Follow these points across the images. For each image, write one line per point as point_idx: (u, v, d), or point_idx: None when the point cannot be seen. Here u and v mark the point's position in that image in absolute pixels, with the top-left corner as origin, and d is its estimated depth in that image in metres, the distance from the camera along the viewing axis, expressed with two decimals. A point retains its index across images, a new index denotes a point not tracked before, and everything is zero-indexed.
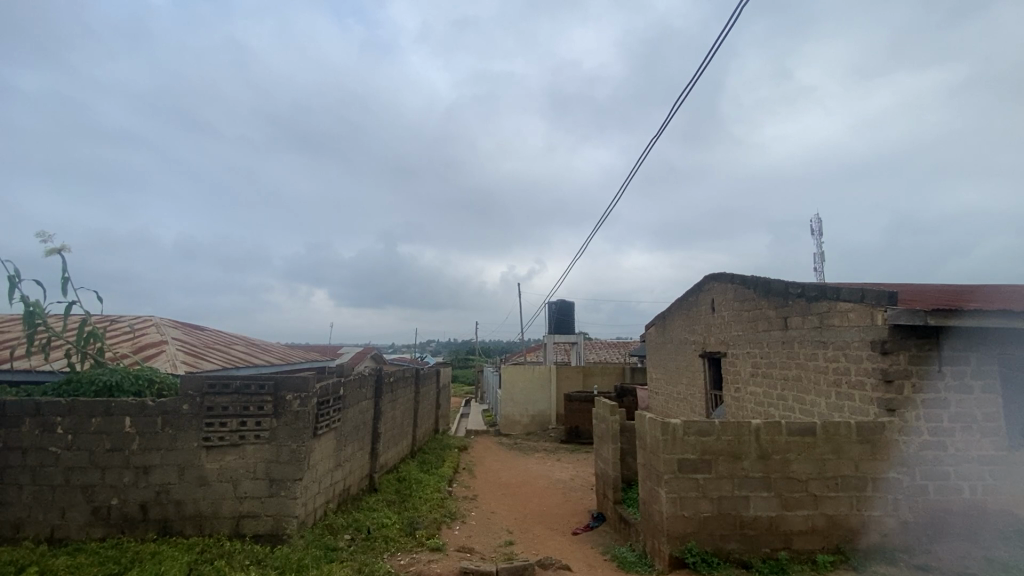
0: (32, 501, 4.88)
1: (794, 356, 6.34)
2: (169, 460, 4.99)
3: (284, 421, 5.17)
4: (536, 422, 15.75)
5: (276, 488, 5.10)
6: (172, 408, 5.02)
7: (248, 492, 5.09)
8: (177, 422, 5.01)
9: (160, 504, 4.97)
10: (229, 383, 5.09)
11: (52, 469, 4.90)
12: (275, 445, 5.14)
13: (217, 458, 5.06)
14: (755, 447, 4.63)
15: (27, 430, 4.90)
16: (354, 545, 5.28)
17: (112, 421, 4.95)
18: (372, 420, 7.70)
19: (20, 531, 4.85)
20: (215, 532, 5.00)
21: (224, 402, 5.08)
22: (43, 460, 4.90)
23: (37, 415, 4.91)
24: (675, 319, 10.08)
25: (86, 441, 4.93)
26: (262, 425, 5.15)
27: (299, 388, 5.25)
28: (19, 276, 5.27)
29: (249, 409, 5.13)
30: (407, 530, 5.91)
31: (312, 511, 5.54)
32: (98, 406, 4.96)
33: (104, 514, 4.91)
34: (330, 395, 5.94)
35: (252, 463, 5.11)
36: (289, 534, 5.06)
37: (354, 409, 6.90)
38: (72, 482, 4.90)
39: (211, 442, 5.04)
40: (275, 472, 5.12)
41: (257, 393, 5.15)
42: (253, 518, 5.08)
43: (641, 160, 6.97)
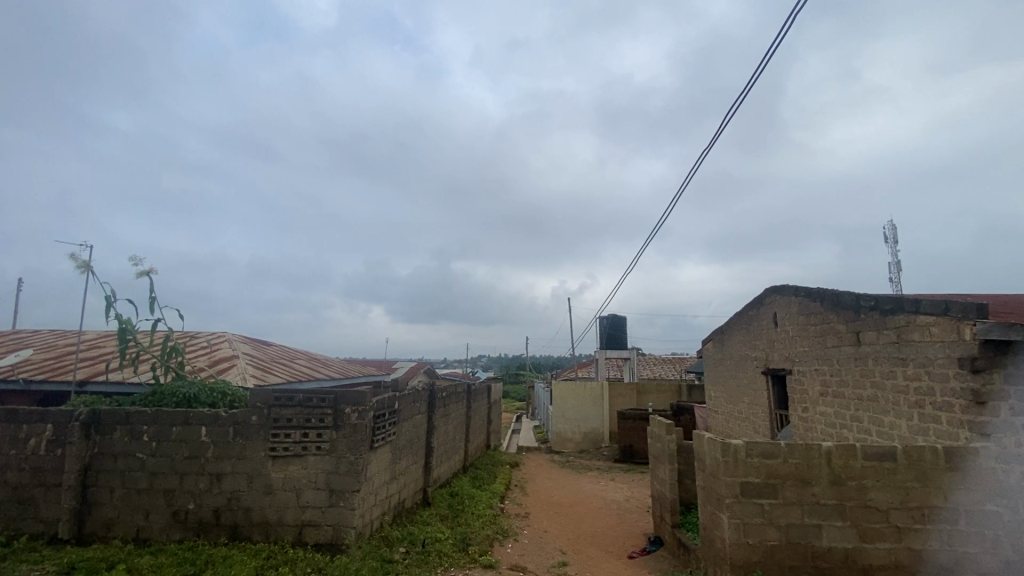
0: (121, 503, 5.30)
1: (868, 374, 5.89)
2: (240, 468, 5.29)
3: (343, 433, 5.36)
4: (588, 440, 15.44)
5: (336, 498, 5.28)
6: (242, 418, 5.34)
7: (310, 501, 5.29)
8: (247, 432, 5.33)
9: (231, 510, 5.26)
10: (293, 396, 5.36)
11: (139, 473, 5.32)
12: (335, 457, 5.33)
13: (282, 467, 5.31)
14: (826, 472, 4.31)
15: (118, 437, 5.37)
16: (409, 559, 5.36)
17: (190, 430, 5.33)
18: (426, 434, 7.85)
19: (111, 530, 5.28)
20: (279, 539, 5.23)
21: (289, 414, 5.35)
22: (131, 465, 5.33)
23: (127, 423, 5.37)
24: (735, 334, 9.66)
25: (167, 449, 5.33)
26: (324, 436, 5.36)
27: (356, 402, 5.43)
28: (114, 295, 5.85)
29: (311, 421, 5.37)
30: (460, 545, 5.92)
31: (369, 522, 5.69)
32: (178, 415, 5.36)
33: (183, 517, 5.26)
34: (386, 409, 6.10)
35: (314, 474, 5.32)
36: (348, 544, 5.21)
37: (408, 422, 7.06)
38: (155, 486, 5.30)
39: (277, 452, 5.30)
40: (334, 483, 5.30)
41: (319, 406, 5.38)
42: (314, 527, 5.27)
43: (697, 169, 6.76)
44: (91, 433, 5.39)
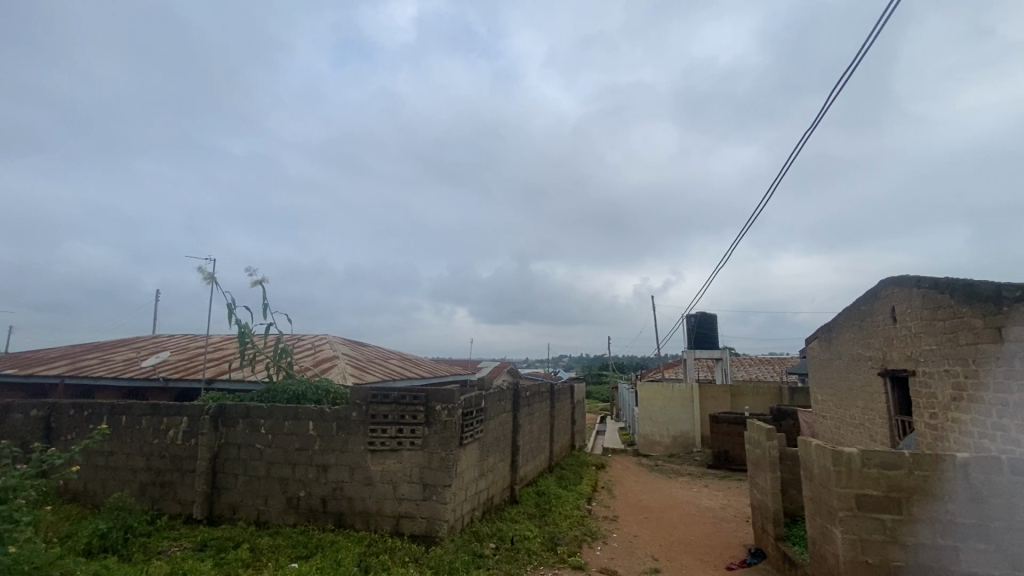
0: (244, 488, 5.92)
1: (1015, 376, 5.10)
2: (343, 460, 5.71)
3: (434, 429, 5.59)
4: (678, 443, 14.82)
5: (429, 492, 5.52)
6: (344, 414, 5.75)
7: (406, 494, 5.58)
8: (348, 426, 5.73)
9: (336, 498, 5.68)
10: (388, 394, 5.68)
11: (258, 462, 5.91)
12: (428, 452, 5.58)
13: (380, 460, 5.65)
14: (964, 487, 3.78)
15: (240, 429, 6.01)
16: (499, 554, 5.48)
17: (300, 424, 5.84)
18: (511, 433, 7.97)
19: (236, 512, 5.91)
20: (379, 528, 5.56)
21: (385, 411, 5.68)
22: (251, 455, 5.94)
23: (247, 417, 6.00)
24: (844, 332, 8.79)
25: (281, 441, 5.87)
26: (417, 433, 5.63)
27: (446, 400, 5.64)
28: (235, 303, 6.56)
29: (405, 418, 5.65)
30: (549, 544, 5.94)
31: (460, 517, 5.88)
32: (289, 411, 5.89)
33: (296, 503, 5.77)
34: (473, 407, 6.27)
35: (409, 468, 5.60)
36: (441, 536, 5.43)
37: (495, 421, 7.20)
38: (271, 474, 5.86)
39: (375, 445, 5.65)
40: (427, 477, 5.54)
41: (411, 404, 5.66)
42: (410, 518, 5.54)
43: (797, 153, 6.24)
44: (219, 425, 6.08)
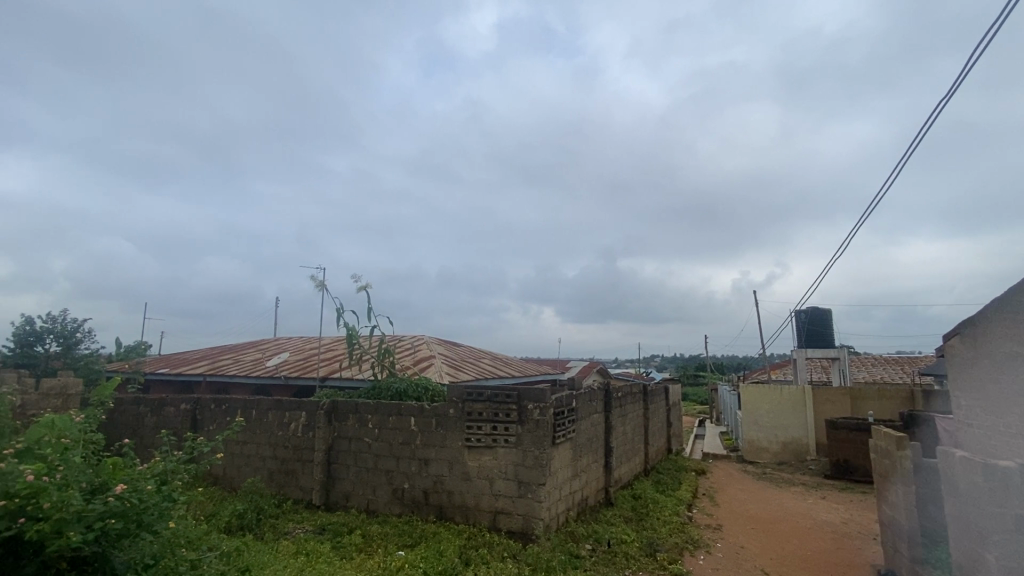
0: (355, 478, 6.41)
1: None
2: (442, 455, 5.98)
3: (527, 428, 5.67)
4: (789, 451, 13.65)
5: (524, 489, 5.60)
6: (442, 411, 6.03)
7: (502, 490, 5.71)
8: (446, 423, 5.99)
9: (437, 492, 5.96)
10: (482, 392, 5.86)
11: (366, 455, 6.38)
12: (522, 450, 5.67)
13: (476, 457, 5.84)
14: None
15: (351, 423, 6.53)
16: (596, 557, 5.42)
17: (402, 419, 6.22)
18: (604, 434, 7.84)
19: (349, 500, 6.42)
20: (477, 523, 5.75)
21: (479, 408, 5.86)
22: (361, 447, 6.42)
23: (356, 412, 6.50)
24: (995, 327, 7.56)
25: (386, 435, 6.28)
26: (510, 430, 5.74)
27: (538, 399, 5.69)
28: (343, 307, 7.15)
29: (499, 415, 5.79)
30: (647, 549, 5.77)
31: (556, 516, 5.90)
32: (392, 407, 6.29)
33: (401, 494, 6.14)
34: (565, 407, 6.26)
35: (504, 465, 5.73)
36: (537, 534, 5.48)
37: (587, 421, 7.14)
38: (379, 466, 6.29)
39: (471, 442, 5.86)
40: (522, 475, 5.63)
41: (505, 402, 5.78)
42: (506, 515, 5.66)
43: (934, 119, 5.43)
44: (332, 420, 6.65)
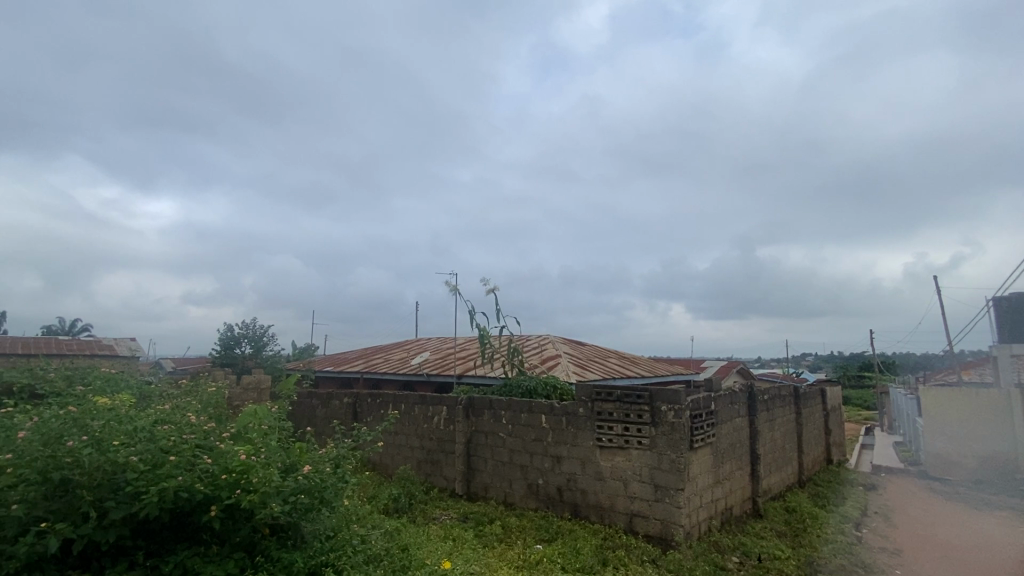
0: (493, 471, 6.74)
1: None
2: (574, 453, 6.02)
3: (661, 430, 5.45)
4: (992, 468, 11.25)
5: (661, 493, 5.40)
6: (572, 410, 6.08)
7: (637, 493, 5.57)
8: (577, 422, 6.02)
9: (571, 489, 6.02)
10: (612, 392, 5.78)
11: (502, 449, 6.67)
12: (657, 453, 5.47)
13: (609, 457, 5.78)
14: None
15: (486, 419, 6.89)
16: (746, 571, 5.02)
17: (534, 416, 6.39)
18: (749, 439, 7.22)
19: (488, 492, 6.77)
20: (613, 524, 5.68)
21: (610, 408, 5.79)
22: (496, 442, 6.74)
23: (491, 408, 6.84)
24: None
25: (520, 431, 6.51)
26: (644, 432, 5.57)
27: (672, 400, 5.43)
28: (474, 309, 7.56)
29: (630, 416, 5.66)
30: (807, 570, 5.18)
31: (697, 524, 5.60)
32: (524, 404, 6.51)
33: (536, 489, 6.31)
34: (703, 409, 5.90)
35: (639, 467, 5.58)
36: (678, 541, 5.24)
37: (728, 425, 6.64)
38: (514, 461, 6.54)
39: (603, 441, 5.81)
40: (658, 478, 5.43)
41: (636, 402, 5.63)
42: (643, 518, 5.51)
43: None
44: (470, 415, 7.09)
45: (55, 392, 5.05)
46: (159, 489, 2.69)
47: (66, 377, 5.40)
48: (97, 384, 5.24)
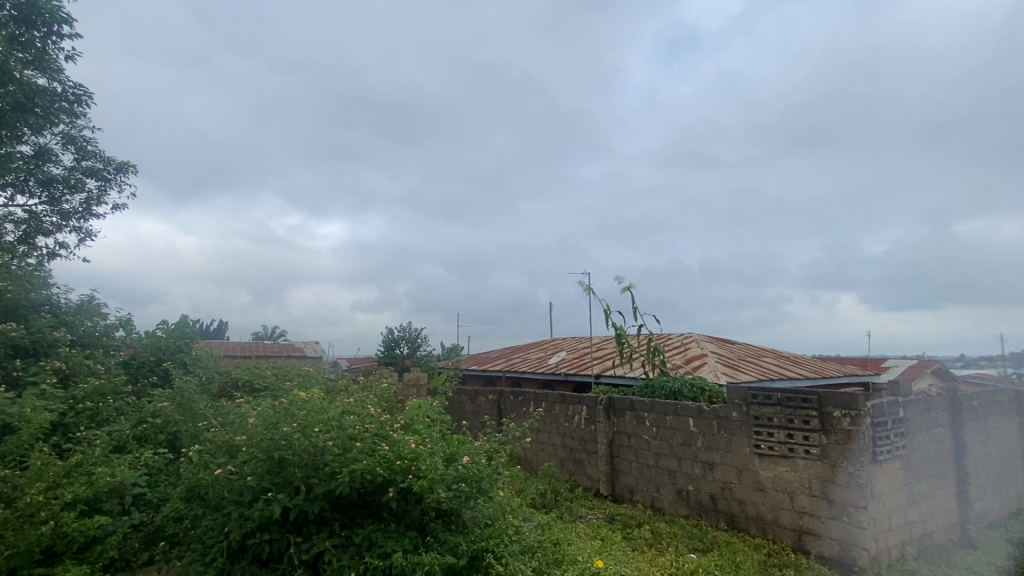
0: (638, 474, 6.58)
1: None
2: (728, 460, 5.61)
3: (835, 439, 4.81)
4: None
5: (837, 510, 4.77)
6: (724, 413, 5.68)
7: (807, 508, 4.98)
8: (730, 426, 5.61)
9: (726, 498, 5.61)
10: (771, 395, 5.28)
11: (647, 452, 6.48)
12: (830, 464, 4.84)
13: (770, 466, 5.27)
14: None
15: (629, 420, 6.76)
16: None
17: (680, 419, 6.11)
18: (954, 453, 6.01)
19: (634, 495, 6.62)
20: (778, 540, 5.16)
21: (769, 413, 5.29)
22: (640, 444, 6.57)
23: (633, 409, 6.70)
24: None
25: (666, 434, 6.26)
26: (812, 440, 4.97)
27: (847, 405, 4.75)
28: (611, 308, 7.46)
29: (795, 422, 5.10)
30: None
31: (886, 549, 4.82)
32: (669, 406, 6.26)
33: (686, 496, 6.01)
34: (889, 417, 5.06)
35: (807, 479, 4.98)
36: (862, 567, 4.57)
37: (924, 436, 5.60)
38: (660, 465, 6.30)
39: (763, 449, 5.32)
40: (833, 493, 4.80)
41: (801, 407, 5.05)
42: (815, 537, 4.91)
43: None
44: (611, 415, 7.02)
45: (268, 386, 6.19)
46: (350, 470, 3.15)
47: (274, 374, 6.58)
48: (296, 379, 6.30)
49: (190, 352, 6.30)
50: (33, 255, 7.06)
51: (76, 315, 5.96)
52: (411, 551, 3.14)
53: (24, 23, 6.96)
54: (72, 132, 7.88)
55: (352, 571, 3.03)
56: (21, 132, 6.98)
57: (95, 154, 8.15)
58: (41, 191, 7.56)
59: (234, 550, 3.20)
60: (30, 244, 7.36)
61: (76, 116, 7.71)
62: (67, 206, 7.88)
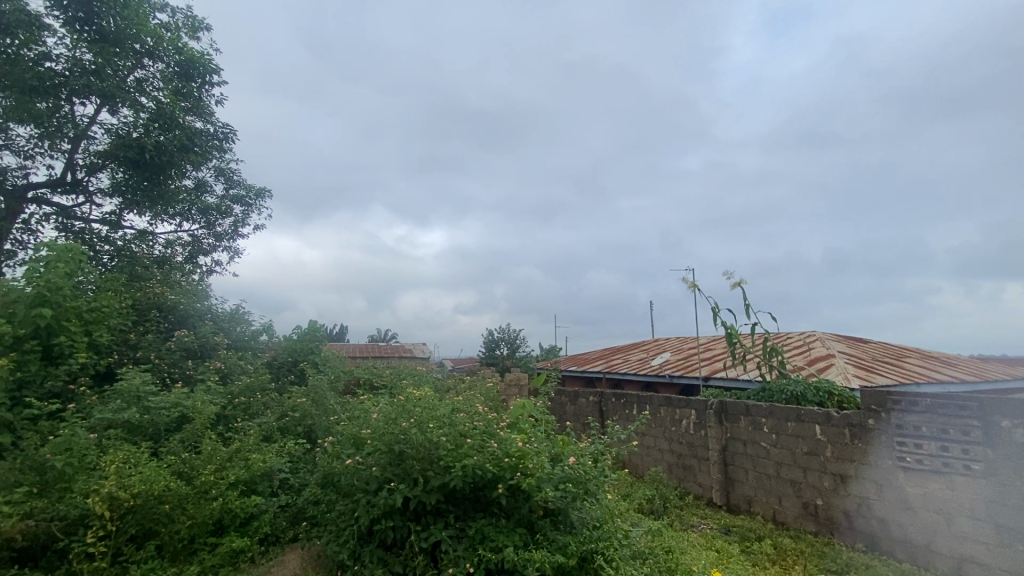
0: (756, 484, 6.12)
1: None
2: (865, 473, 5.01)
3: (1003, 455, 4.08)
4: None
5: (1010, 538, 4.02)
6: (858, 421, 5.10)
7: (969, 532, 4.27)
8: (866, 435, 5.01)
9: (863, 516, 5.00)
10: (918, 401, 4.63)
11: (766, 460, 6.01)
12: (997, 483, 4.11)
13: (918, 482, 4.61)
14: None
15: (744, 425, 6.33)
16: None
17: (805, 426, 5.60)
18: None
19: (753, 506, 6.15)
20: (932, 568, 4.48)
21: (916, 422, 4.65)
22: (758, 452, 6.11)
23: (749, 414, 6.27)
24: None
25: (788, 442, 5.76)
26: (972, 455, 4.26)
27: (1020, 416, 4.01)
28: (718, 306, 7.01)
29: (950, 433, 4.41)
30: None
31: None
32: (791, 411, 5.76)
33: (815, 511, 5.45)
34: None
35: (968, 500, 4.27)
36: None
37: None
38: (782, 475, 5.81)
39: (910, 462, 4.69)
40: (1004, 518, 4.06)
41: (958, 416, 4.35)
42: (982, 567, 4.18)
43: None
44: (723, 420, 6.62)
45: (385, 384, 6.72)
46: (462, 465, 3.31)
47: (389, 373, 7.12)
48: (409, 378, 6.77)
49: (319, 353, 7.04)
50: (197, 272, 8.35)
51: (230, 322, 6.93)
52: (522, 547, 3.23)
53: (185, 77, 8.25)
54: (223, 166, 9.20)
55: (467, 562, 3.19)
56: (186, 169, 8.29)
57: (240, 183, 9.43)
58: (201, 218, 8.91)
59: (363, 534, 3.52)
60: (194, 262, 8.70)
61: (225, 151, 8.99)
62: (220, 229, 9.20)
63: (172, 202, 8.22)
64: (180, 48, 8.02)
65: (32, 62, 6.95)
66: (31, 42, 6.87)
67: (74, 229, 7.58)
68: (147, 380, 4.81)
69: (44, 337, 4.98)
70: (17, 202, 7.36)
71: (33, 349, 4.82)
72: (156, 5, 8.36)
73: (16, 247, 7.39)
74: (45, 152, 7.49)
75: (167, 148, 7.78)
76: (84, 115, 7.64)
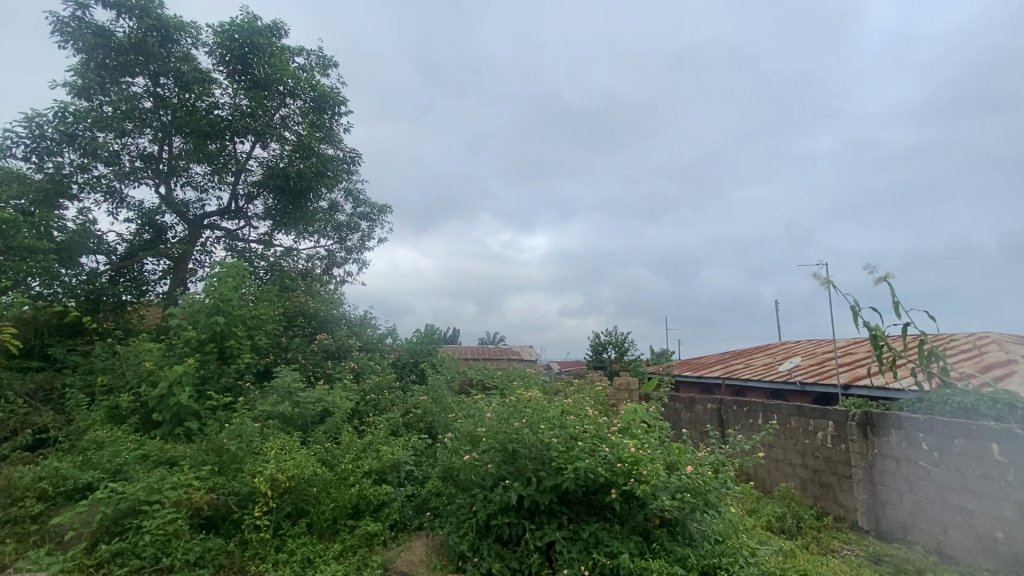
0: (914, 509, 5.31)
1: None
2: None
3: None
4: None
5: None
6: None
7: None
8: None
9: None
10: None
11: (926, 482, 5.18)
12: None
13: None
14: None
15: (896, 441, 5.53)
16: None
17: (978, 444, 4.74)
18: None
19: (910, 534, 5.34)
20: None
21: None
22: (916, 473, 5.29)
23: (902, 428, 5.47)
24: None
25: (955, 462, 4.93)
26: None
27: None
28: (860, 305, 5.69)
29: None
30: None
31: None
32: (957, 427, 4.92)
33: (993, 545, 4.56)
34: None
35: None
36: None
37: None
38: (948, 500, 4.97)
39: None
40: None
41: None
42: None
43: None
44: (870, 434, 5.86)
45: (497, 385, 7.00)
46: (574, 467, 3.34)
47: (500, 375, 7.40)
48: (519, 380, 6.97)
49: (436, 354, 7.53)
50: (333, 282, 9.39)
51: (360, 326, 7.70)
52: (638, 555, 3.17)
53: (319, 110, 9.33)
54: (352, 186, 10.25)
55: (582, 564, 3.20)
56: (322, 191, 9.37)
57: (366, 201, 10.43)
58: (334, 234, 10.01)
59: (481, 528, 3.69)
60: (330, 273, 9.79)
61: (353, 173, 10.02)
62: (350, 243, 10.25)
63: (311, 221, 9.33)
64: (315, 86, 9.11)
65: (205, 111, 8.34)
66: (204, 94, 8.26)
67: (238, 248, 8.93)
68: (297, 377, 5.53)
69: (218, 340, 5.88)
70: (197, 228, 8.86)
71: (211, 350, 5.77)
72: (295, 50, 9.58)
73: (197, 266, 8.91)
74: (215, 185, 8.92)
75: (307, 175, 8.86)
76: (244, 152, 8.98)
